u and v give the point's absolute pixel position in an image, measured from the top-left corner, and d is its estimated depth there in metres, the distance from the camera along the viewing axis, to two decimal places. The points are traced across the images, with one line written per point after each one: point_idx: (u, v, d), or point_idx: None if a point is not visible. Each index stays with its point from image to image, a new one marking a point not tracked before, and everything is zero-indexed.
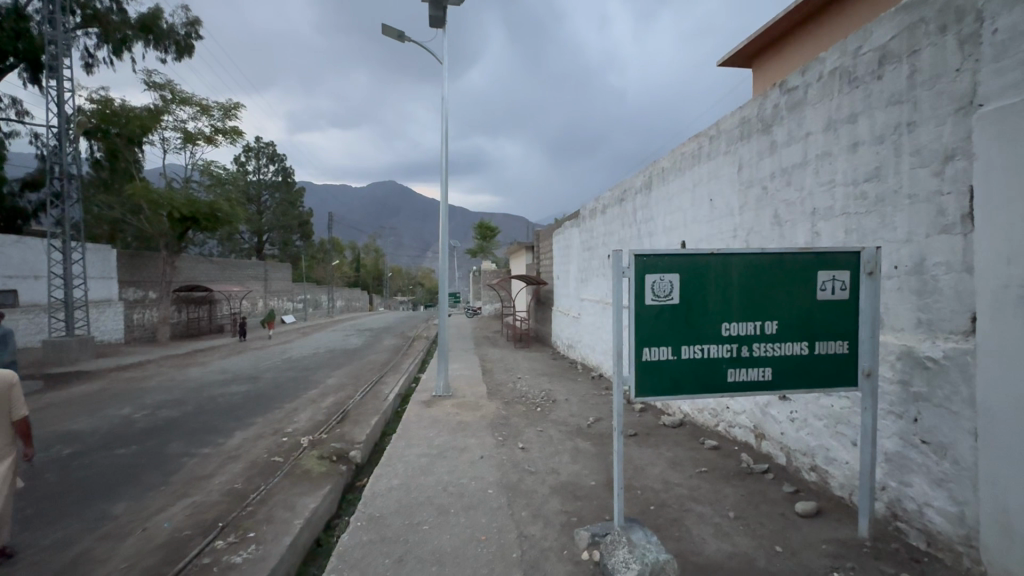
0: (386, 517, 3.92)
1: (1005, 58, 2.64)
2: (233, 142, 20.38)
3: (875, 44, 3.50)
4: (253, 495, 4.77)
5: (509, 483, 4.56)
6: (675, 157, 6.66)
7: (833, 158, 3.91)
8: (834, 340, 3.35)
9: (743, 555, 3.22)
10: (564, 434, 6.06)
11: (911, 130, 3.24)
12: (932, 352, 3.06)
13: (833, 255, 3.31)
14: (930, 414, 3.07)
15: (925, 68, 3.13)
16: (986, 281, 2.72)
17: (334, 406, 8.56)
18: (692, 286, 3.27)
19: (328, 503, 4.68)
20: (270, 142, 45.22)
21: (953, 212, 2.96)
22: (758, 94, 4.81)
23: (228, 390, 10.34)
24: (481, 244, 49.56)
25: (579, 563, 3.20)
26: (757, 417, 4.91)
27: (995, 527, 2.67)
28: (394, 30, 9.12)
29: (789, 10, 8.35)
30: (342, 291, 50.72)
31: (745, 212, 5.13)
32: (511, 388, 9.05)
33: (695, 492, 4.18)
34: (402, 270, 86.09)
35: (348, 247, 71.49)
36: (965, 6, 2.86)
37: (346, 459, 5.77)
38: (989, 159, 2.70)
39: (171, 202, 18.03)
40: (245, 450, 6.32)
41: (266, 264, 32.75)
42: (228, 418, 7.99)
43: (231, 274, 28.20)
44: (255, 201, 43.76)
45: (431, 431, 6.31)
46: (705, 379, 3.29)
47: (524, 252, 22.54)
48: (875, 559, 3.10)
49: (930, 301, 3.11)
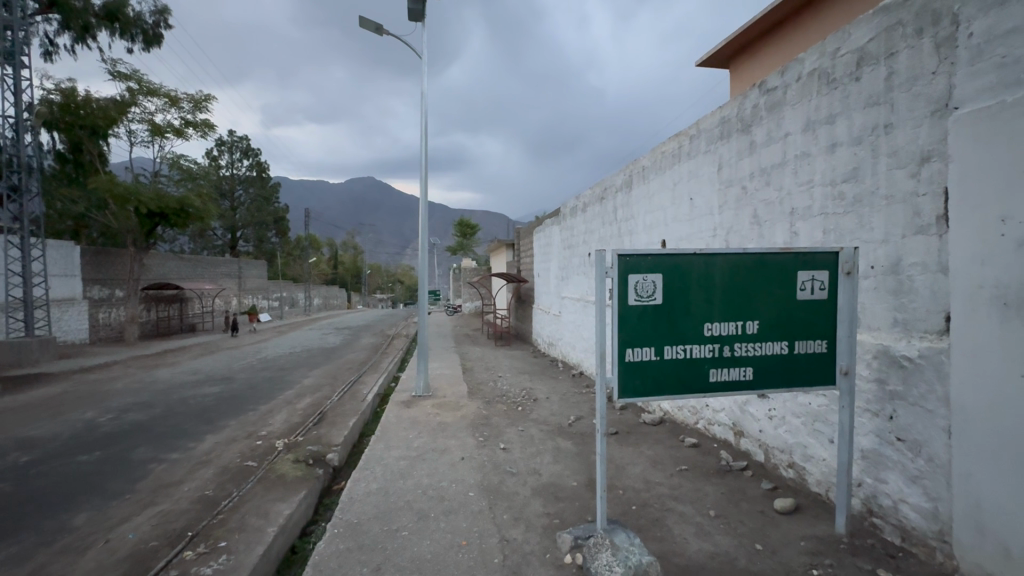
0: (363, 523, 3.82)
1: (981, 61, 2.68)
2: (204, 135, 19.75)
3: (852, 47, 3.54)
4: (225, 502, 4.59)
5: (490, 486, 4.49)
6: (655, 156, 6.68)
7: (811, 158, 3.95)
8: (813, 339, 3.38)
9: (725, 555, 3.21)
10: (546, 433, 6.03)
11: (888, 132, 3.28)
12: (907, 351, 3.11)
13: (812, 256, 3.34)
14: (906, 412, 3.12)
15: (902, 70, 3.16)
16: (960, 283, 2.76)
17: (312, 407, 8.36)
18: (674, 286, 3.25)
19: (303, 508, 4.55)
20: (243, 136, 44.09)
21: (928, 213, 3.00)
22: (738, 94, 4.83)
23: (201, 392, 10.00)
24: (461, 242, 49.14)
25: (561, 567, 3.17)
26: (736, 415, 4.95)
27: (966, 522, 2.73)
28: (372, 22, 8.92)
29: (770, 10, 8.41)
30: (318, 289, 49.81)
31: (724, 212, 5.17)
32: (491, 387, 8.97)
33: (676, 491, 4.18)
34: (381, 267, 84.94)
35: (325, 245, 70.28)
36: (941, 10, 2.90)
37: (323, 463, 5.62)
38: (964, 161, 2.75)
39: (139, 196, 17.38)
40: (216, 455, 6.09)
41: (241, 262, 31.89)
42: (199, 421, 7.73)
43: (203, 271, 27.37)
44: (228, 196, 42.52)
45: (411, 433, 6.19)
46: (687, 379, 3.28)
47: (504, 249, 22.44)
48: (851, 555, 3.14)
49: (905, 301, 3.16)
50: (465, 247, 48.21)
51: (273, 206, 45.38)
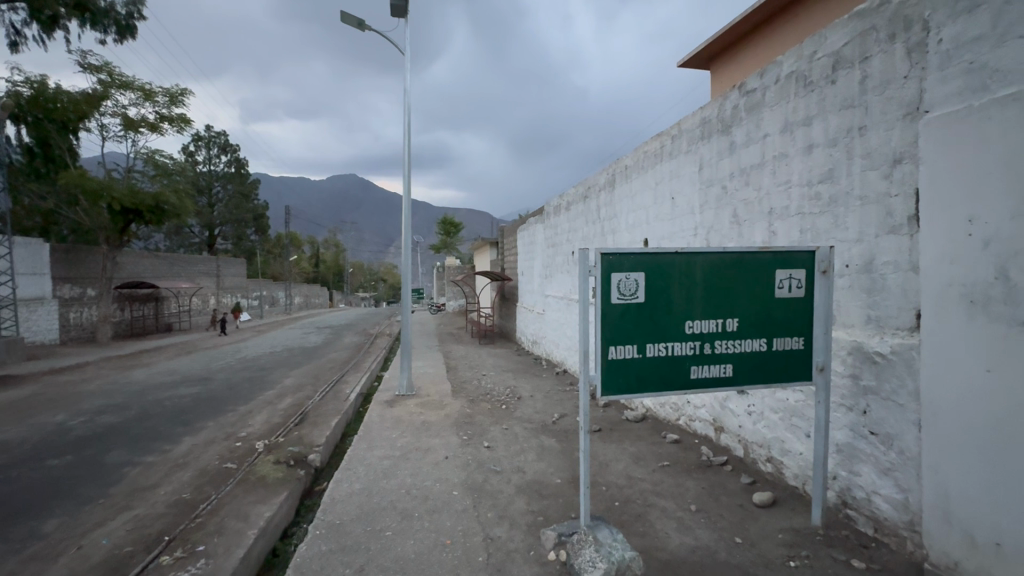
0: (346, 524, 3.79)
1: (950, 66, 2.76)
2: (180, 130, 19.28)
3: (828, 50, 3.62)
4: (203, 505, 4.50)
5: (474, 484, 4.48)
6: (638, 156, 6.75)
7: (789, 159, 4.03)
8: (791, 337, 3.45)
9: (705, 548, 3.28)
10: (530, 431, 6.05)
11: (862, 134, 3.36)
12: (880, 347, 3.20)
13: (790, 255, 3.41)
14: (878, 406, 3.21)
15: (875, 74, 3.25)
16: (929, 281, 2.84)
17: (293, 407, 8.24)
18: (657, 284, 3.29)
19: (285, 510, 4.48)
20: (221, 131, 43.17)
21: (900, 213, 3.10)
22: (718, 95, 4.90)
23: (177, 393, 9.78)
24: (444, 240, 48.78)
25: (545, 564, 3.19)
26: (717, 411, 5.03)
27: (935, 512, 2.81)
28: (354, 18, 8.81)
29: (753, 10, 8.48)
30: (299, 288, 49.09)
31: (705, 211, 5.24)
32: (476, 386, 8.96)
33: (658, 487, 4.24)
34: (363, 265, 84.04)
35: (306, 243, 69.25)
36: (913, 16, 3.00)
37: (305, 463, 5.56)
38: (933, 163, 2.83)
39: (112, 193, 16.94)
40: (194, 457, 5.98)
41: (219, 259, 31.23)
42: (175, 423, 7.56)
43: (180, 269, 26.74)
44: (205, 192, 41.58)
45: (394, 432, 6.15)
46: (669, 376, 3.33)
47: (488, 247, 22.41)
48: (827, 546, 3.22)
49: (878, 298, 3.25)
50: (448, 245, 47.89)
51: (253, 203, 44.51)
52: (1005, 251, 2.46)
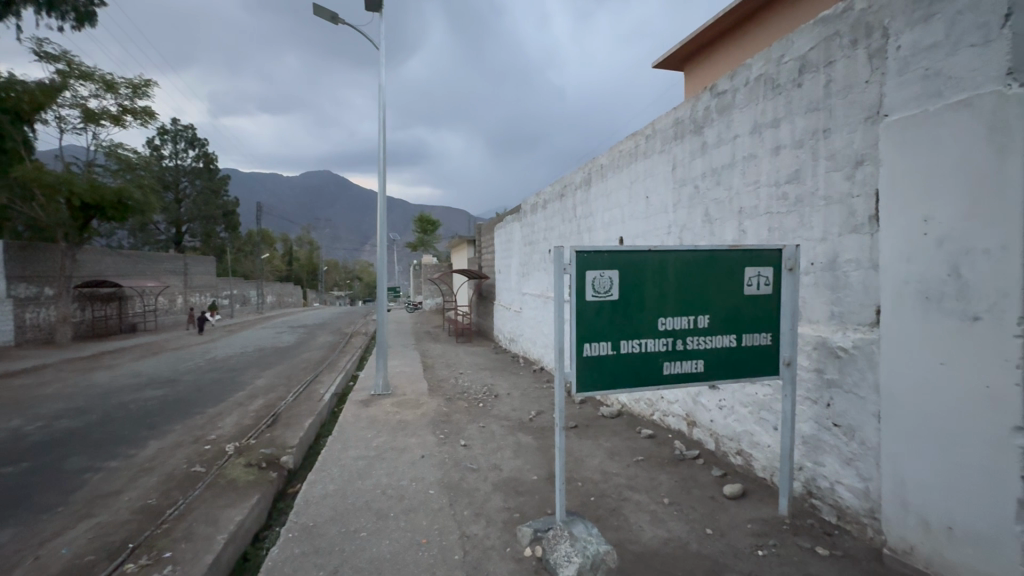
0: (320, 527, 3.73)
1: (907, 73, 2.87)
2: (144, 123, 18.59)
3: (795, 54, 3.73)
4: (170, 511, 4.36)
5: (450, 483, 4.47)
6: (613, 155, 6.82)
7: (758, 159, 4.13)
8: (759, 333, 3.55)
9: (677, 540, 3.35)
10: (507, 429, 6.07)
11: (826, 136, 3.48)
12: (842, 342, 3.33)
13: (758, 253, 3.52)
14: (842, 399, 3.34)
15: (839, 78, 3.37)
16: (888, 279, 2.96)
17: (265, 409, 8.06)
18: (630, 282, 3.34)
19: (256, 513, 4.38)
20: (188, 125, 41.80)
21: (861, 213, 3.22)
22: (691, 96, 4.99)
23: (143, 395, 9.45)
24: (422, 238, 48.30)
25: (521, 560, 3.20)
26: (689, 406, 5.13)
27: (893, 500, 2.93)
28: (327, 10, 8.64)
29: (728, 11, 8.59)
30: (271, 287, 47.94)
31: (677, 210, 5.34)
32: (453, 384, 8.92)
33: (632, 481, 4.31)
34: (338, 264, 82.71)
35: (279, 241, 67.60)
36: (874, 23, 3.12)
37: (278, 466, 5.44)
38: (891, 165, 2.95)
39: (71, 187, 16.28)
40: (160, 461, 5.78)
41: (187, 257, 30.22)
42: (140, 426, 7.30)
43: (145, 268, 25.78)
44: (172, 188, 40.20)
45: (370, 432, 6.08)
46: (642, 372, 3.38)
47: (465, 245, 22.31)
48: (793, 535, 3.33)
49: (841, 295, 3.37)
50: (425, 243, 47.61)
51: (222, 199, 43.21)
52: (957, 250, 2.58)
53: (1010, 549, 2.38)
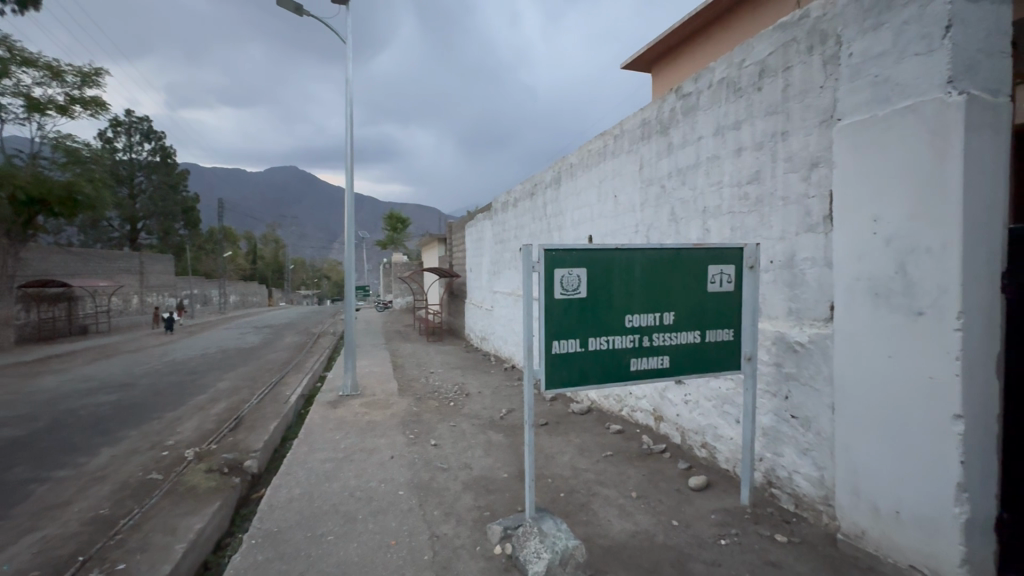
0: (285, 532, 3.63)
1: (858, 79, 3.00)
2: (95, 114, 17.67)
3: (755, 59, 3.86)
4: (125, 521, 4.17)
5: (420, 483, 4.43)
6: (582, 154, 6.89)
7: (720, 160, 4.25)
8: (722, 329, 3.65)
9: (644, 532, 3.42)
10: (478, 427, 6.06)
11: (784, 138, 3.61)
12: (799, 336, 3.47)
13: (720, 251, 3.63)
14: (799, 391, 3.48)
15: (796, 83, 3.50)
16: (841, 277, 3.09)
17: (228, 412, 7.80)
18: (598, 280, 3.38)
19: (217, 520, 4.24)
20: (143, 117, 39.95)
21: (817, 213, 3.36)
22: (657, 97, 5.08)
23: (95, 400, 8.99)
24: (392, 236, 47.47)
25: (490, 558, 3.21)
26: (657, 401, 5.24)
27: (846, 487, 3.07)
28: (291, 2, 8.40)
29: (694, 14, 8.83)
30: (234, 286, 46.35)
31: (645, 209, 5.43)
32: (423, 384, 8.84)
33: (601, 476, 4.37)
34: (305, 262, 80.72)
35: (242, 239, 65.34)
36: (828, 31, 3.26)
37: (241, 470, 5.28)
38: (844, 168, 3.08)
39: (14, 180, 15.32)
40: (114, 469, 5.52)
41: (142, 255, 28.90)
42: (92, 433, 6.95)
43: (96, 267, 24.51)
44: (125, 182, 38.31)
45: (337, 433, 5.96)
46: (610, 369, 3.43)
47: (436, 243, 22.11)
48: (754, 523, 3.45)
49: (799, 292, 3.51)
50: (396, 241, 46.94)
51: (181, 195, 41.44)
52: (904, 247, 2.72)
53: (950, 529, 2.53)
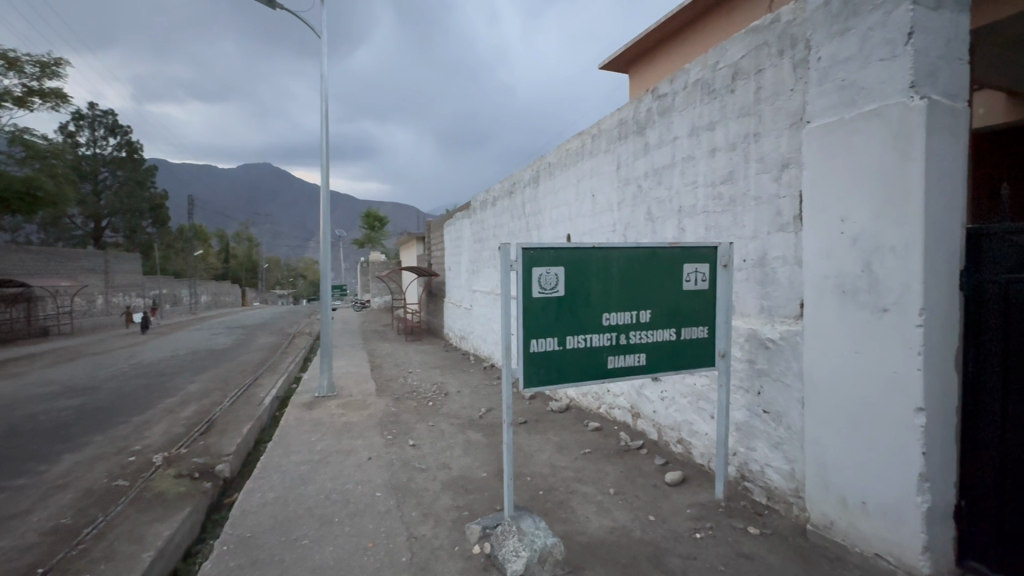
0: (258, 537, 3.55)
1: (826, 82, 3.08)
2: (56, 107, 16.93)
3: (728, 61, 3.93)
4: (88, 530, 4.01)
5: (398, 484, 4.39)
6: (561, 153, 6.91)
7: (695, 160, 4.32)
8: (698, 326, 3.72)
9: (622, 528, 3.45)
10: (457, 427, 6.03)
11: (756, 139, 3.69)
12: (771, 333, 3.56)
13: (696, 250, 3.69)
14: (770, 387, 3.57)
15: (768, 86, 3.58)
16: (810, 275, 3.18)
17: (199, 415, 7.58)
18: (575, 278, 3.40)
19: (187, 527, 4.11)
20: (107, 111, 38.48)
21: (787, 213, 3.45)
22: (633, 98, 5.13)
23: (57, 405, 8.62)
24: (370, 235, 46.81)
25: (469, 558, 3.19)
26: (634, 398, 5.30)
27: (816, 480, 3.16)
28: None
29: (669, 17, 8.97)
30: (206, 286, 45.09)
31: (622, 208, 5.49)
32: (402, 384, 8.76)
33: (580, 473, 4.41)
34: (280, 261, 79.05)
35: (213, 237, 63.57)
36: (798, 35, 3.35)
37: (212, 475, 5.14)
38: (813, 169, 3.16)
39: None
40: (77, 476, 5.31)
41: (107, 254, 27.85)
42: (53, 439, 6.66)
43: (58, 266, 23.53)
44: (88, 178, 36.83)
45: (313, 435, 5.86)
46: (588, 367, 3.45)
47: (414, 242, 21.93)
48: (728, 516, 3.53)
49: (770, 290, 3.60)
50: (373, 240, 46.33)
51: (148, 191, 40.08)
52: (869, 247, 2.81)
53: (912, 518, 2.63)
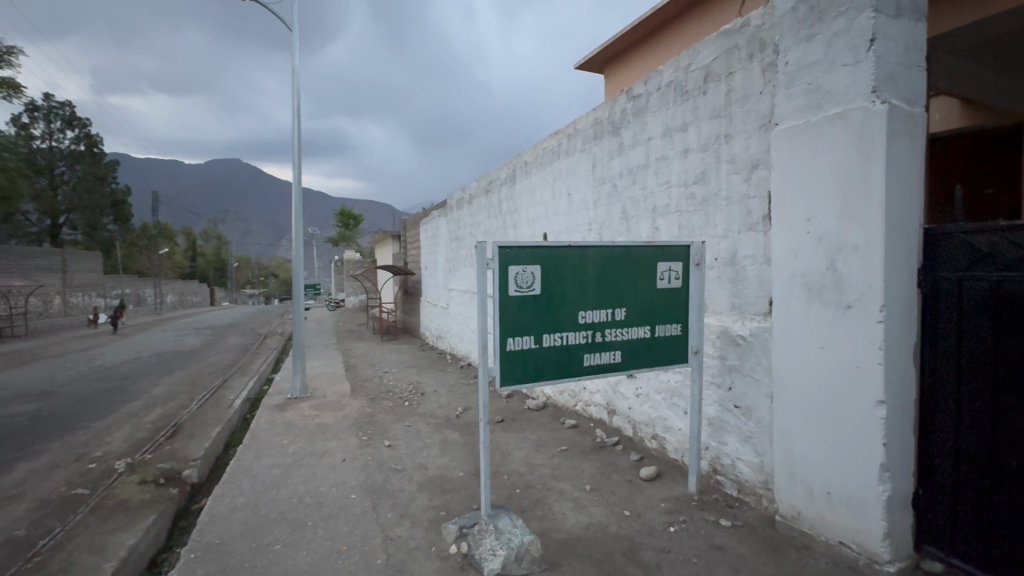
0: (228, 543, 3.45)
1: (793, 85, 3.17)
2: (8, 97, 16.07)
3: (700, 63, 4.00)
4: (44, 541, 3.83)
5: (373, 486, 4.33)
6: (537, 152, 6.93)
7: (669, 160, 4.39)
8: (671, 324, 3.78)
9: (598, 524, 3.49)
10: (433, 427, 5.98)
11: (727, 141, 3.77)
12: (741, 330, 3.64)
13: (669, 249, 3.75)
14: (741, 382, 3.66)
15: (738, 88, 3.67)
16: (778, 273, 3.26)
17: (164, 419, 7.33)
18: (551, 277, 3.41)
19: (152, 535, 3.97)
20: (64, 103, 36.74)
21: (757, 212, 3.54)
22: (608, 98, 5.18)
23: (10, 410, 8.20)
24: (344, 234, 45.98)
25: (446, 558, 3.18)
26: (610, 395, 5.35)
27: (784, 472, 3.25)
28: None
29: (643, 19, 9.10)
30: (171, 285, 43.56)
31: (597, 207, 5.54)
32: (377, 384, 8.64)
33: (556, 471, 4.43)
34: (250, 260, 76.99)
35: (180, 235, 61.47)
36: (767, 40, 3.44)
37: (179, 481, 4.97)
38: (781, 170, 3.26)
39: None
40: (33, 485, 5.06)
41: (65, 253, 26.61)
42: (5, 447, 6.33)
43: (11, 264, 22.39)
44: (44, 172, 35.09)
45: (285, 438, 5.72)
46: (564, 364, 3.48)
47: (390, 241, 21.63)
48: (700, 509, 3.61)
49: (740, 288, 3.69)
50: (348, 239, 45.54)
51: (109, 187, 38.46)
52: (834, 246, 2.91)
53: (874, 507, 2.74)
